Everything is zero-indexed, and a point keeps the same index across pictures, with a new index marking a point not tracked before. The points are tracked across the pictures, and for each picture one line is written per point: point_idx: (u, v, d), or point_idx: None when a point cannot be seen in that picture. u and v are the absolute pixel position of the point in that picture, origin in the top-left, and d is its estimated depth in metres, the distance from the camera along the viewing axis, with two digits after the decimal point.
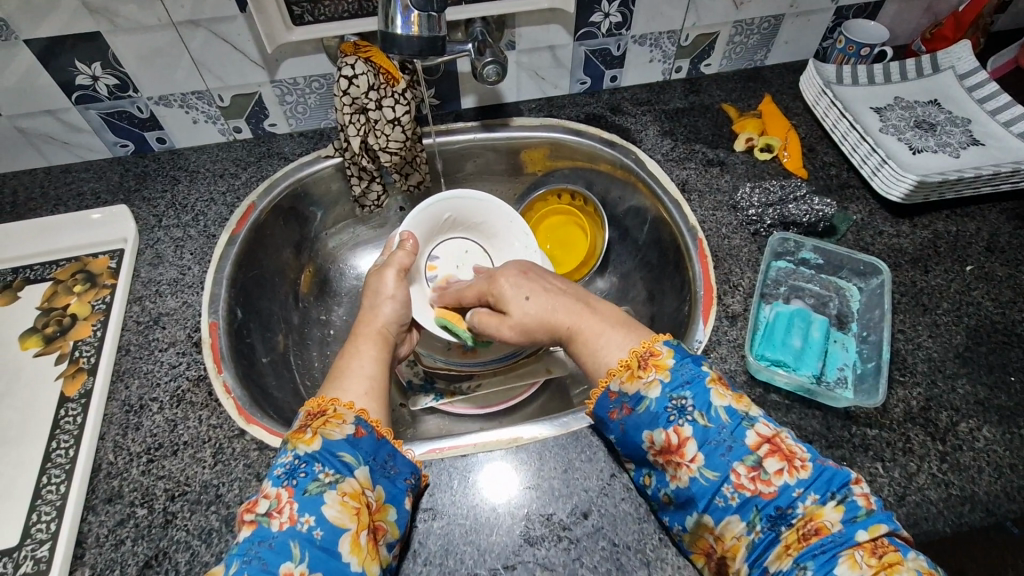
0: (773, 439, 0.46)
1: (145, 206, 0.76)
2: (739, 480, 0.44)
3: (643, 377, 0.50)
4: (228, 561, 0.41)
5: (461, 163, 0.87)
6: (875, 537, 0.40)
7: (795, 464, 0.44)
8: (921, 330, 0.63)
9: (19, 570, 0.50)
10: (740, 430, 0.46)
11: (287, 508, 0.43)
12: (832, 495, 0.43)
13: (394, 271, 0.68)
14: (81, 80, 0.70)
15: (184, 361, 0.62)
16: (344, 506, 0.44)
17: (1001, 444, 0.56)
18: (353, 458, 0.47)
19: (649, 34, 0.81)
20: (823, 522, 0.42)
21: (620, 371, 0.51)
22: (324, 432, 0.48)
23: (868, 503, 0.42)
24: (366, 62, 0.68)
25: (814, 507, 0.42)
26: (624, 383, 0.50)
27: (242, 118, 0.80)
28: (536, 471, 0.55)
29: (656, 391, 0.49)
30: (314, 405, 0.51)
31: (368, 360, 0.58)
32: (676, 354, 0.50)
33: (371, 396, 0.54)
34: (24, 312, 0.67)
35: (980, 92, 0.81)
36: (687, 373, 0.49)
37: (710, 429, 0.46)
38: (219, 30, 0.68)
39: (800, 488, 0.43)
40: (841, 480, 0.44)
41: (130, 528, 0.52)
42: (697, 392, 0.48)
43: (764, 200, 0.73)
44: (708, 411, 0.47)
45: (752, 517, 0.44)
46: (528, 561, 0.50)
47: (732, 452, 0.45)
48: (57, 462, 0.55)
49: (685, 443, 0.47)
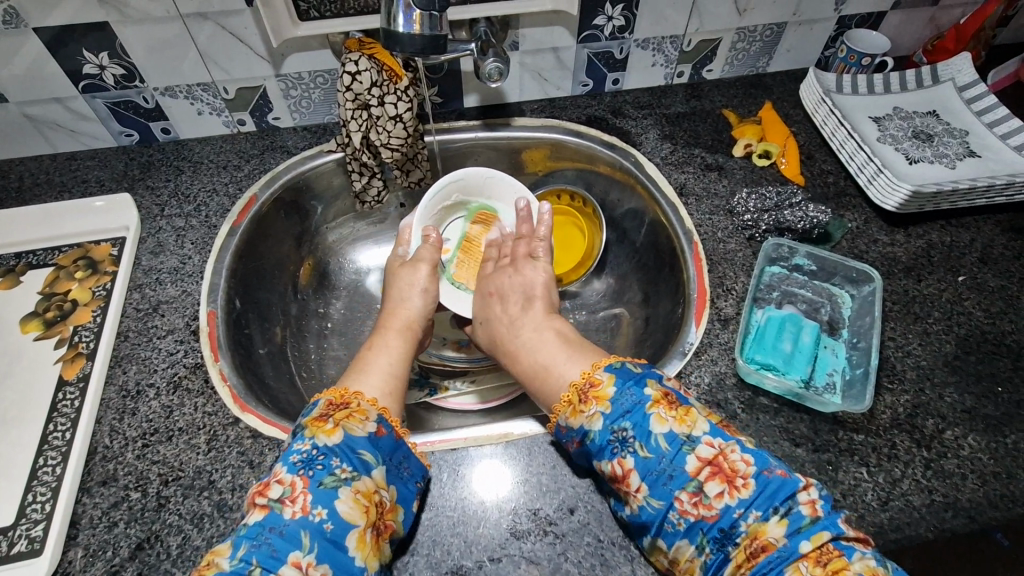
0: (716, 460, 0.46)
1: (149, 194, 0.77)
2: (682, 507, 0.45)
3: (584, 411, 0.50)
4: (237, 542, 0.42)
5: (462, 161, 0.88)
6: (819, 546, 0.41)
7: (737, 484, 0.45)
8: (912, 338, 0.64)
9: (12, 549, 0.51)
10: (680, 457, 0.46)
11: (301, 499, 0.44)
12: (775, 510, 0.43)
13: (427, 265, 0.69)
14: (88, 69, 0.71)
15: (181, 349, 0.63)
16: (356, 503, 0.45)
17: (986, 453, 0.56)
18: (372, 457, 0.48)
19: (652, 38, 0.82)
20: (768, 539, 0.43)
21: (564, 407, 0.52)
22: (347, 426, 0.49)
23: (814, 511, 0.43)
24: (369, 59, 0.68)
25: (757, 525, 0.43)
26: (569, 419, 0.51)
27: (246, 111, 0.80)
28: (525, 466, 0.55)
29: (598, 424, 0.49)
30: (337, 395, 0.52)
31: (392, 357, 0.60)
32: (616, 382, 0.51)
33: (391, 396, 0.55)
34: (26, 296, 0.68)
35: (979, 104, 0.81)
36: (628, 402, 0.49)
37: (651, 460, 0.47)
38: (226, 23, 0.69)
39: (741, 508, 0.44)
40: (786, 491, 0.44)
41: (123, 510, 0.53)
42: (636, 421, 0.48)
43: (759, 206, 0.74)
44: (648, 441, 0.47)
45: (700, 539, 0.45)
46: (514, 554, 0.51)
47: (673, 480, 0.46)
48: (54, 444, 0.56)
49: (628, 475, 0.47)
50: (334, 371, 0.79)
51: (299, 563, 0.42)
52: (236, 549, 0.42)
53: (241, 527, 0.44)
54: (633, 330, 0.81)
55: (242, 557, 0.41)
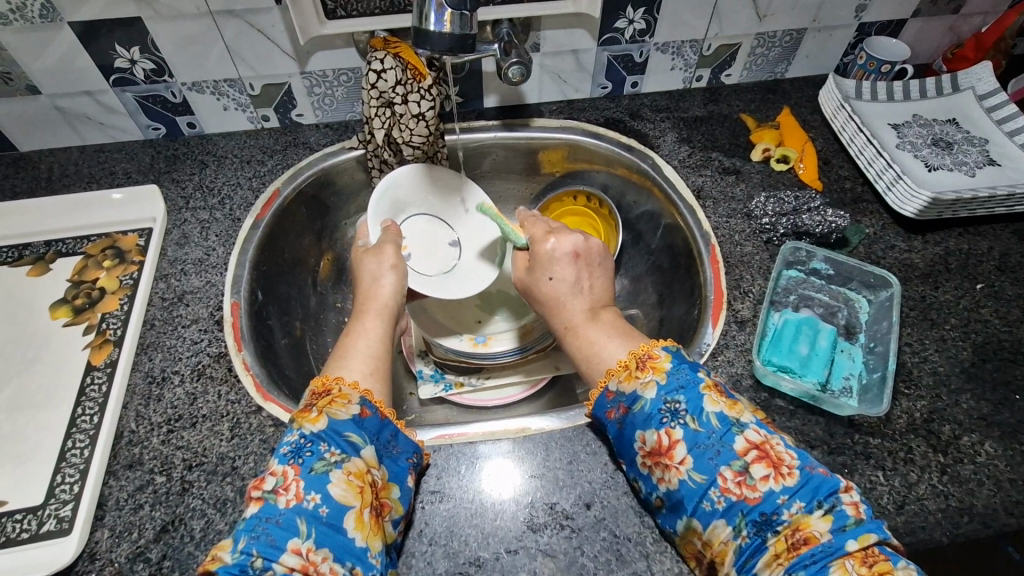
0: (763, 446, 0.46)
1: (174, 187, 0.78)
2: (725, 485, 0.45)
3: (640, 377, 0.51)
4: (236, 535, 0.43)
5: (480, 160, 0.89)
6: (864, 547, 0.41)
7: (782, 472, 0.45)
8: (928, 344, 0.64)
9: (42, 528, 0.52)
10: (729, 436, 0.47)
11: (294, 486, 0.45)
12: (820, 504, 0.44)
13: (393, 248, 0.67)
14: (119, 63, 0.72)
15: (205, 338, 0.64)
16: (349, 485, 0.46)
17: (1002, 459, 0.56)
18: (359, 438, 0.49)
19: (672, 42, 0.82)
20: (812, 532, 0.43)
21: (618, 371, 0.52)
22: (330, 411, 0.48)
23: (857, 513, 0.43)
24: (395, 58, 0.70)
25: (801, 516, 0.43)
26: (622, 383, 0.52)
27: (271, 107, 0.82)
28: (542, 461, 0.56)
29: (652, 392, 0.50)
30: (319, 384, 0.52)
31: (373, 340, 0.59)
32: (674, 359, 0.51)
33: (374, 376, 0.54)
34: (55, 284, 0.70)
35: (999, 113, 0.81)
36: (682, 378, 0.50)
37: (700, 434, 0.47)
38: (255, 21, 0.71)
39: (786, 495, 0.44)
40: (829, 488, 0.44)
41: (149, 493, 0.54)
42: (690, 396, 0.49)
43: (778, 210, 0.74)
44: (700, 416, 0.48)
45: (738, 522, 0.45)
46: (530, 546, 0.51)
47: (720, 456, 0.46)
48: (82, 427, 0.58)
49: (675, 445, 0.48)
50: None
51: (299, 550, 0.42)
52: (234, 542, 0.42)
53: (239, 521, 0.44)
54: (648, 331, 0.81)
55: (242, 549, 0.41)
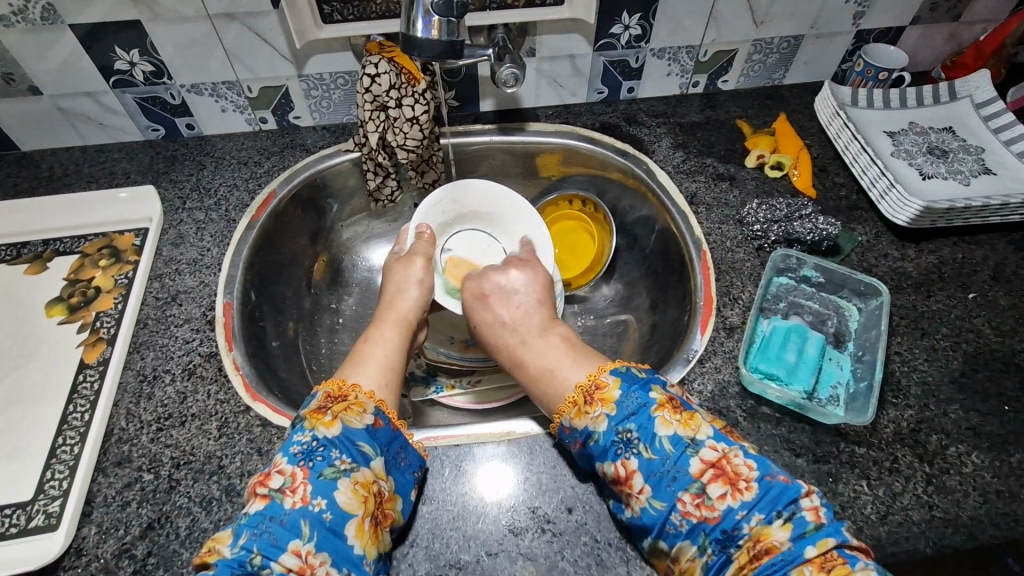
0: (719, 463, 0.47)
1: (172, 187, 0.79)
2: (685, 508, 0.46)
3: (590, 412, 0.51)
4: (239, 530, 0.44)
5: (476, 164, 0.89)
6: (823, 552, 0.42)
7: (739, 487, 0.45)
8: (919, 354, 0.63)
9: (30, 523, 0.53)
10: (683, 459, 0.47)
11: (301, 489, 0.45)
12: (778, 514, 0.44)
13: (421, 259, 0.70)
14: (119, 65, 0.73)
15: (197, 338, 0.65)
16: (355, 494, 0.46)
17: (990, 471, 0.56)
18: (371, 449, 0.49)
19: (669, 48, 0.83)
20: (772, 542, 0.43)
21: (568, 407, 0.52)
22: (346, 419, 0.49)
23: (817, 518, 0.44)
24: (389, 62, 0.71)
25: (761, 527, 0.44)
26: (573, 420, 0.52)
27: (269, 109, 0.83)
28: (526, 465, 0.56)
29: (603, 426, 0.50)
30: (334, 388, 0.53)
31: (388, 349, 0.60)
32: (621, 384, 0.51)
33: (388, 387, 0.56)
34: (52, 282, 0.70)
35: (997, 121, 0.81)
36: (631, 405, 0.50)
37: (655, 462, 0.47)
38: (252, 24, 0.71)
39: (744, 510, 0.45)
40: (789, 496, 0.45)
41: (136, 490, 0.54)
42: (641, 423, 0.49)
43: (770, 216, 0.74)
44: (652, 443, 0.48)
45: (702, 541, 0.45)
46: (511, 550, 0.51)
47: (676, 482, 0.47)
48: (73, 424, 0.58)
49: (632, 476, 0.48)
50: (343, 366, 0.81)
51: (299, 552, 0.43)
52: (239, 536, 0.44)
53: (243, 515, 0.45)
54: (640, 336, 0.81)
55: (242, 545, 0.43)
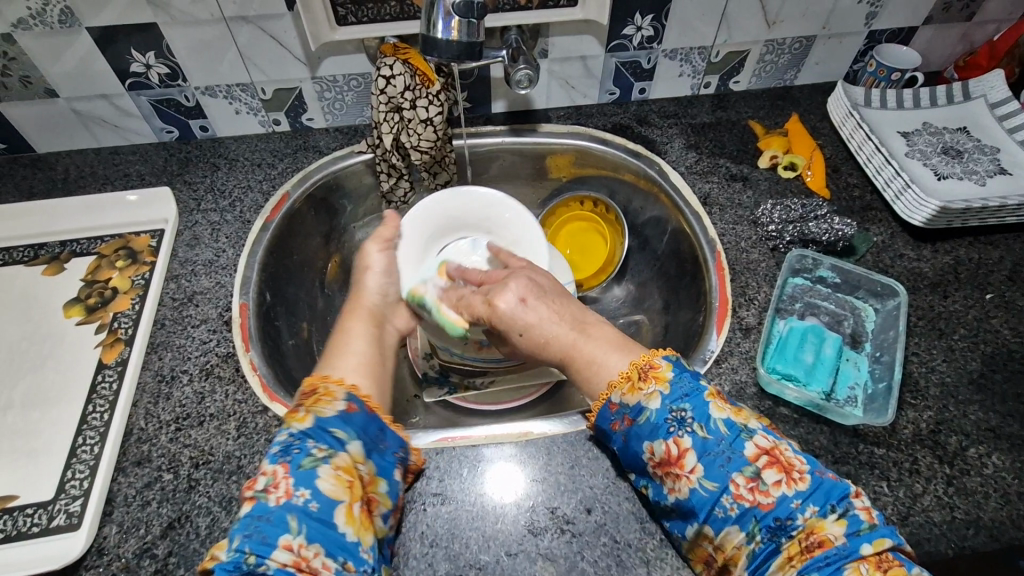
0: (773, 451, 0.47)
1: (186, 189, 0.79)
2: (738, 491, 0.45)
3: (643, 388, 0.50)
4: (231, 535, 0.43)
5: (488, 165, 0.89)
6: (879, 552, 0.42)
7: (794, 476, 0.45)
8: (936, 354, 0.63)
9: (52, 522, 0.53)
10: (739, 442, 0.47)
11: (283, 483, 0.45)
12: (832, 508, 0.44)
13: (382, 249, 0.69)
14: (135, 68, 0.74)
15: (214, 338, 0.65)
16: (338, 480, 0.47)
17: (1011, 472, 0.56)
18: (345, 434, 0.50)
19: (680, 48, 0.83)
20: (826, 535, 0.43)
21: (621, 382, 0.51)
22: (317, 410, 0.50)
23: (871, 517, 0.44)
24: (404, 64, 0.71)
25: (815, 520, 0.44)
26: (624, 395, 0.51)
27: (282, 111, 0.83)
28: (544, 466, 0.56)
29: (656, 403, 0.50)
30: (307, 383, 0.54)
31: (359, 338, 0.61)
32: (675, 368, 0.51)
33: (362, 373, 0.57)
34: (69, 283, 0.71)
35: (1011, 121, 0.80)
36: (686, 386, 0.50)
37: (710, 441, 0.47)
38: (267, 27, 0.72)
39: (798, 500, 0.44)
40: (840, 493, 0.45)
41: (156, 490, 0.55)
42: (696, 403, 0.49)
43: (784, 217, 0.74)
44: (707, 423, 0.48)
45: (752, 528, 0.45)
46: (530, 550, 0.51)
47: (730, 463, 0.46)
48: (92, 424, 0.59)
49: (684, 454, 0.48)
50: None
51: (290, 546, 0.42)
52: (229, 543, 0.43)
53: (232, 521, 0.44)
54: (653, 337, 0.81)
55: (236, 548, 0.42)
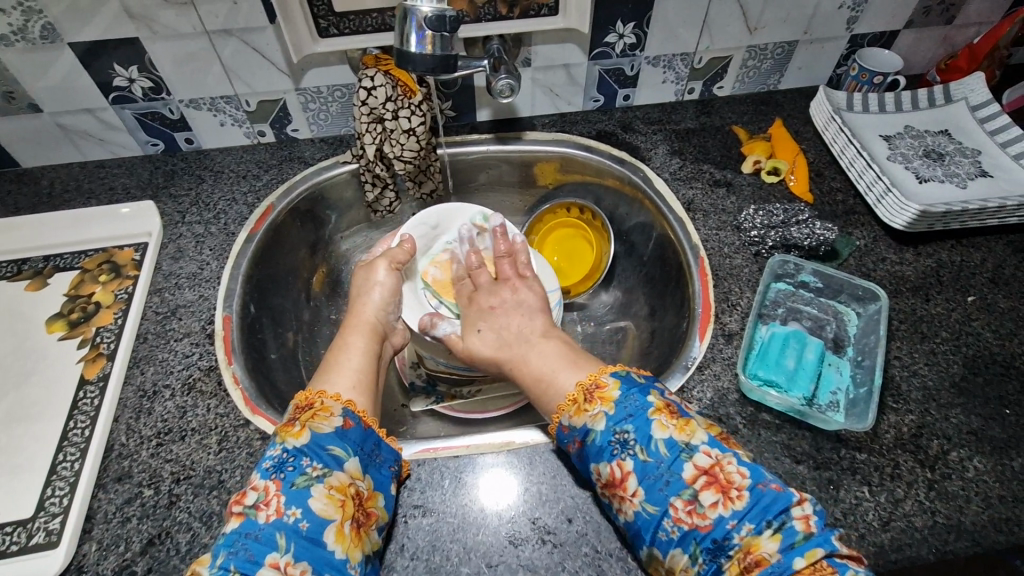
0: (712, 469, 0.46)
1: (171, 202, 0.80)
2: (677, 514, 0.46)
3: (589, 410, 0.51)
4: (216, 551, 0.44)
5: (473, 173, 0.89)
6: (812, 563, 0.42)
7: (731, 496, 0.45)
8: (918, 358, 0.63)
9: (31, 540, 0.53)
10: (678, 463, 0.47)
11: (275, 501, 0.46)
12: (769, 525, 0.44)
13: (384, 262, 0.68)
14: (118, 82, 0.74)
15: (197, 352, 0.65)
16: (330, 499, 0.47)
17: (992, 475, 0.56)
18: (342, 451, 0.50)
19: (663, 55, 0.83)
20: (762, 554, 0.43)
21: (568, 406, 0.53)
22: (313, 425, 0.50)
23: (808, 528, 0.43)
24: (385, 75, 0.71)
25: (751, 538, 0.44)
26: (572, 418, 0.52)
27: (267, 122, 0.83)
28: (526, 475, 0.56)
29: (601, 425, 0.50)
30: (303, 398, 0.54)
31: (355, 354, 0.61)
32: (620, 386, 0.52)
33: (359, 389, 0.57)
34: (52, 298, 0.71)
35: (992, 124, 0.81)
36: (630, 406, 0.51)
37: (649, 464, 0.48)
38: (249, 40, 0.72)
39: (735, 519, 0.44)
40: (780, 506, 0.44)
41: (136, 506, 0.54)
42: (638, 425, 0.49)
43: (766, 222, 0.74)
44: (649, 445, 0.48)
45: (694, 550, 0.45)
46: (511, 562, 0.51)
47: (670, 486, 0.47)
48: (74, 440, 0.58)
49: (626, 478, 0.48)
50: None
51: (277, 564, 0.43)
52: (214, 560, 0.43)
53: (220, 537, 0.45)
54: (639, 343, 0.81)
55: (220, 565, 0.42)
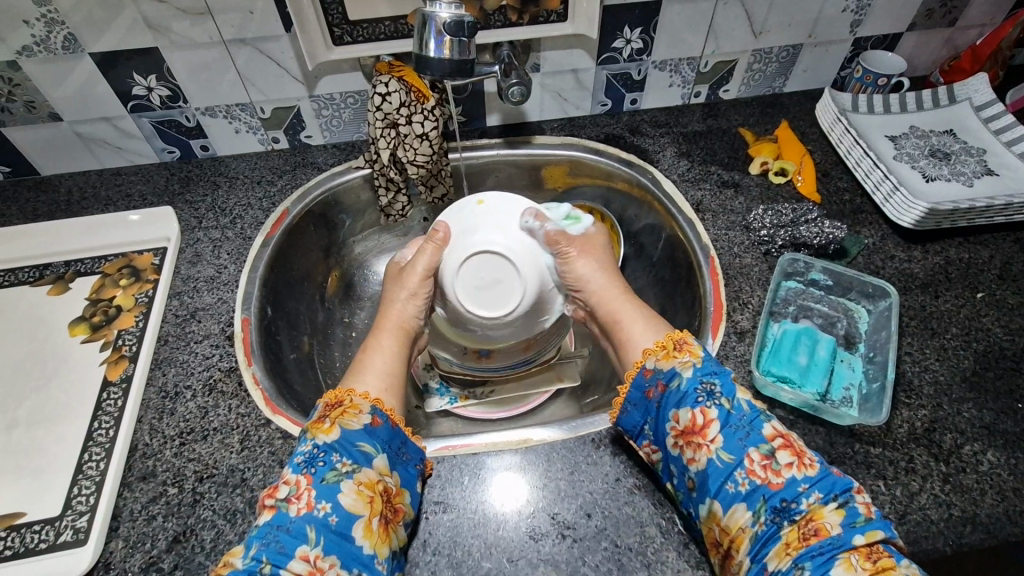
0: (788, 437, 0.49)
1: (188, 208, 0.81)
2: (752, 467, 0.47)
3: (677, 357, 0.54)
4: (248, 542, 0.45)
5: (483, 178, 0.91)
6: (870, 543, 0.43)
7: (805, 462, 0.47)
8: (929, 354, 0.64)
9: (59, 538, 0.54)
10: (758, 422, 0.49)
11: (305, 495, 0.47)
12: (835, 498, 0.45)
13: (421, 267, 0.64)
14: (136, 90, 0.76)
15: (217, 353, 0.66)
16: (359, 495, 0.48)
17: (1006, 469, 0.56)
18: (371, 448, 0.51)
19: (670, 59, 0.84)
20: (823, 523, 0.44)
21: (656, 351, 0.55)
22: (344, 422, 0.51)
23: (869, 511, 0.45)
24: (399, 81, 0.73)
25: (817, 506, 0.45)
26: (659, 361, 0.54)
27: (281, 129, 0.85)
28: (544, 472, 0.57)
29: (689, 371, 0.52)
30: (332, 397, 0.54)
31: (387, 355, 0.62)
32: (707, 347, 0.55)
33: (389, 391, 0.57)
34: (73, 302, 0.72)
35: (997, 123, 0.82)
36: (717, 364, 0.53)
37: (733, 415, 0.50)
38: (265, 48, 0.74)
39: (806, 484, 0.46)
40: (842, 486, 0.46)
41: (161, 505, 0.55)
42: (724, 380, 0.52)
43: (776, 221, 0.76)
44: (733, 399, 0.51)
45: (759, 507, 0.46)
46: (531, 556, 0.52)
47: (749, 439, 0.48)
48: (98, 441, 0.59)
49: (708, 425, 0.49)
50: None
51: (307, 557, 0.44)
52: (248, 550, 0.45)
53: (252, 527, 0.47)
54: None
55: (253, 556, 0.44)
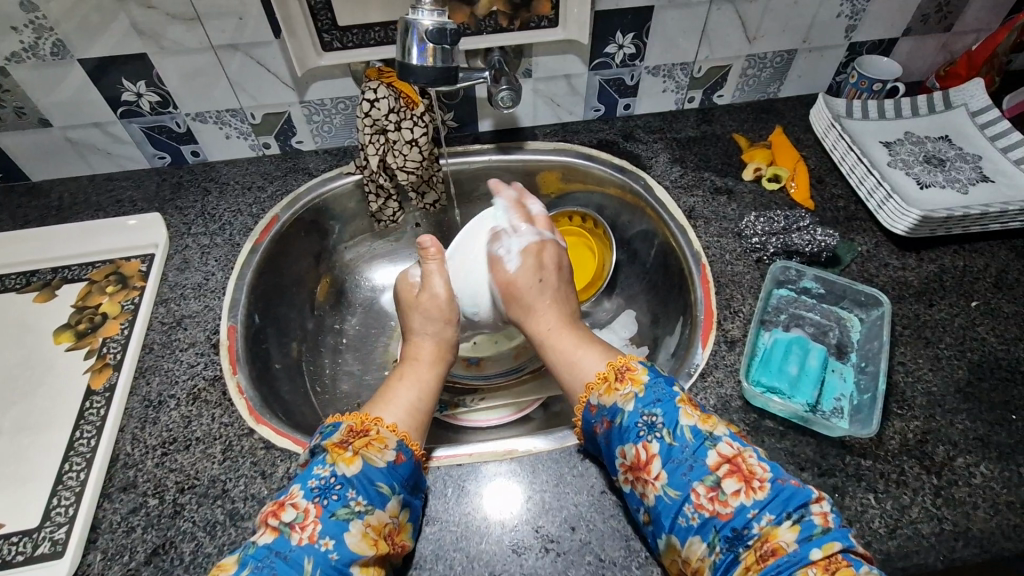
0: (735, 459, 0.48)
1: (177, 214, 0.80)
2: (699, 500, 0.47)
3: (619, 390, 0.54)
4: (247, 559, 0.46)
5: (475, 184, 0.90)
6: (828, 556, 0.43)
7: (753, 485, 0.47)
8: (922, 363, 0.63)
9: (36, 550, 0.53)
10: (702, 450, 0.49)
11: (311, 526, 0.47)
12: (788, 516, 0.45)
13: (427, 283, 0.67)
14: (126, 97, 0.75)
15: (201, 362, 0.66)
16: (364, 536, 0.47)
17: (998, 481, 0.55)
18: (389, 488, 0.50)
19: (663, 65, 0.84)
20: (779, 542, 0.44)
21: (599, 385, 0.56)
22: (367, 455, 0.51)
23: (825, 522, 0.45)
24: (388, 87, 0.72)
25: (770, 528, 0.45)
26: (602, 396, 0.55)
27: (271, 135, 0.84)
28: (529, 484, 0.56)
29: (631, 406, 0.52)
30: (357, 421, 0.53)
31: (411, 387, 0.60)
32: (650, 372, 0.54)
33: (414, 424, 0.56)
34: (60, 309, 0.72)
35: (993, 129, 0.81)
36: (659, 392, 0.53)
37: (675, 448, 0.49)
38: (255, 54, 0.73)
39: (756, 509, 0.46)
40: (800, 500, 0.46)
41: (141, 516, 0.55)
42: (666, 409, 0.52)
43: (767, 229, 0.75)
44: (674, 429, 0.50)
45: (712, 538, 0.46)
46: (514, 570, 0.51)
47: (693, 471, 0.48)
48: (79, 450, 0.59)
49: (651, 460, 0.50)
50: (347, 386, 0.81)
51: None
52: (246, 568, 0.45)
53: (251, 543, 0.47)
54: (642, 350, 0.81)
55: None
